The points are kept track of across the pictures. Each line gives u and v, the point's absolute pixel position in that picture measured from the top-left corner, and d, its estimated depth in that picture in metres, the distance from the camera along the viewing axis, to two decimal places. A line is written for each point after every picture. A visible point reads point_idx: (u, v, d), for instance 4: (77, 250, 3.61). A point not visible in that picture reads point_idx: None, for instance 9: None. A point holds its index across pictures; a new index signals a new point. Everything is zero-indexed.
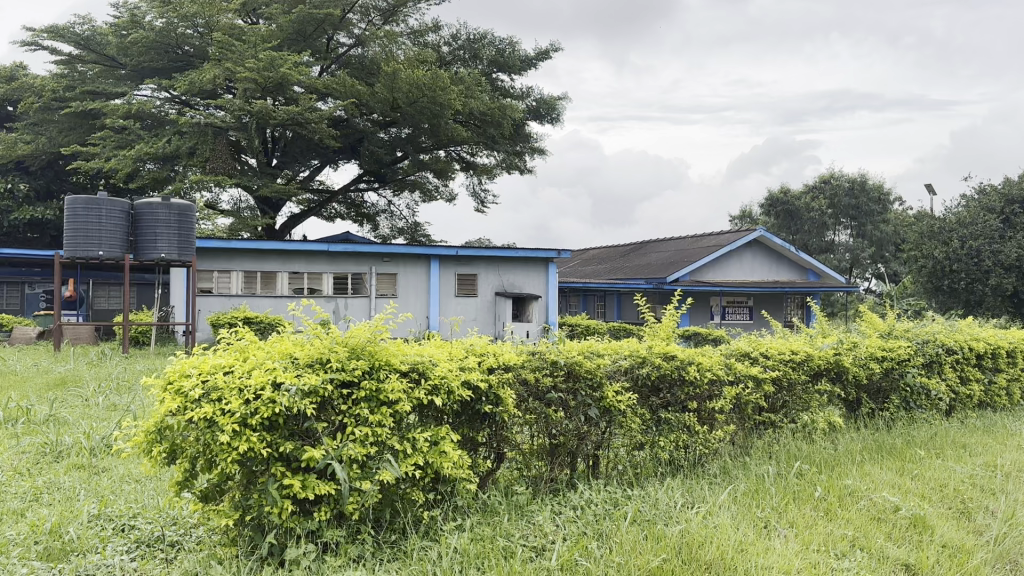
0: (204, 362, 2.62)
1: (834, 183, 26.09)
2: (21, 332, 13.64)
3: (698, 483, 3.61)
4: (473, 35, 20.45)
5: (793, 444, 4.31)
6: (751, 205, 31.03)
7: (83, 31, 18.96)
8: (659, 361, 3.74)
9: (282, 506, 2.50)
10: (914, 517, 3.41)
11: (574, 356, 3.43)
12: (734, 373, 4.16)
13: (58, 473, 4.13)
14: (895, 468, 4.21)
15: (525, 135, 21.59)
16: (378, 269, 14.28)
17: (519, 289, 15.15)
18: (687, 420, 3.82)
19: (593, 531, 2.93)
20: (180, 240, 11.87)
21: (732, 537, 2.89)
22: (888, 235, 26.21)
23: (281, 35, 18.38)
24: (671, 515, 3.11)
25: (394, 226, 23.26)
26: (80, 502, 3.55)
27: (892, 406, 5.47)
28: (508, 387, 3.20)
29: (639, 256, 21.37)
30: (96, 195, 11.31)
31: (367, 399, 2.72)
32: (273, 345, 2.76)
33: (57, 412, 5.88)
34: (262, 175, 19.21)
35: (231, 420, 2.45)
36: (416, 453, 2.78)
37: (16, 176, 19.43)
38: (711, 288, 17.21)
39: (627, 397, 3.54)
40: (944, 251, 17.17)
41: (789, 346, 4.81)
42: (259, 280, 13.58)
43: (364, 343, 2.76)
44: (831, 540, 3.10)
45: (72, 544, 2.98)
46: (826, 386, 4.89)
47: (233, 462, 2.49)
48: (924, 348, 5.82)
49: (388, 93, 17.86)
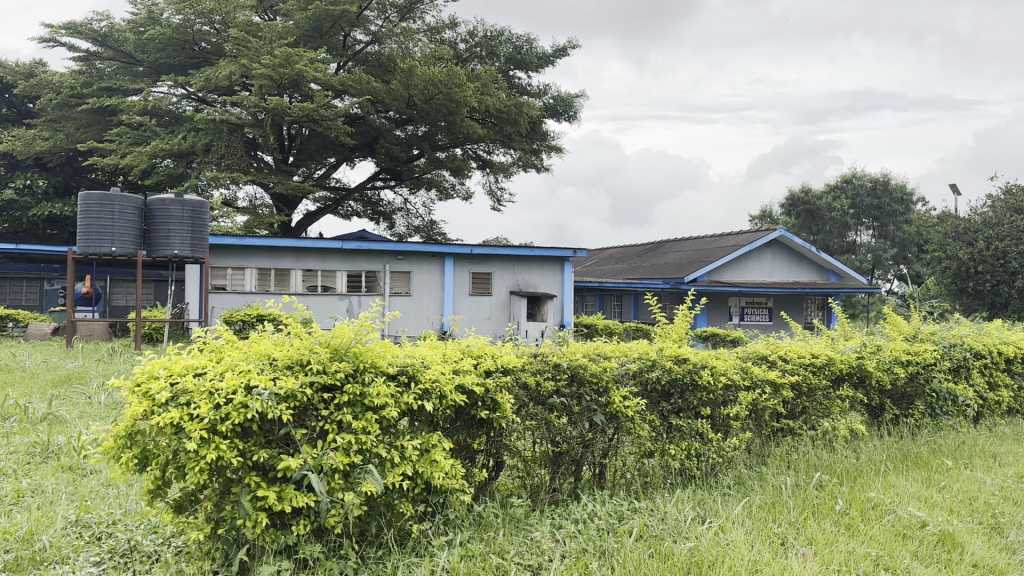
0: (175, 363, 2.45)
1: (856, 182, 25.67)
2: (35, 327, 13.56)
3: (710, 495, 3.39)
4: (490, 32, 20.22)
5: (813, 453, 4.07)
6: (771, 205, 30.64)
7: (101, 27, 18.72)
8: (670, 364, 3.51)
9: (255, 519, 2.32)
10: (942, 534, 3.18)
11: (578, 359, 3.23)
12: (751, 377, 3.94)
13: (45, 475, 3.94)
14: (921, 479, 3.97)
15: (542, 133, 21.35)
16: (391, 267, 14.12)
17: (534, 288, 14.92)
18: (699, 426, 3.59)
19: (595, 548, 2.72)
20: (193, 237, 11.77)
21: (745, 557, 2.66)
22: (911, 236, 25.77)
23: (297, 32, 18.25)
24: (680, 530, 2.90)
25: (410, 225, 23.14)
26: (59, 507, 3.35)
27: (917, 412, 5.20)
28: (507, 392, 3.01)
29: (657, 255, 21.08)
30: (109, 189, 11.17)
31: (350, 404, 2.54)
32: (251, 346, 2.57)
33: (55, 410, 5.68)
34: (278, 172, 19.12)
35: (199, 426, 2.27)
36: (404, 462, 2.59)
37: (35, 172, 19.47)
38: (730, 288, 16.91)
39: (635, 402, 3.32)
40: (969, 252, 16.78)
41: (809, 349, 4.57)
42: (272, 277, 13.43)
43: (348, 344, 2.57)
44: (853, 558, 2.87)
45: (45, 552, 2.79)
46: (849, 391, 4.64)
47: (203, 472, 2.31)
48: (951, 352, 5.57)
49: (403, 90, 17.71)
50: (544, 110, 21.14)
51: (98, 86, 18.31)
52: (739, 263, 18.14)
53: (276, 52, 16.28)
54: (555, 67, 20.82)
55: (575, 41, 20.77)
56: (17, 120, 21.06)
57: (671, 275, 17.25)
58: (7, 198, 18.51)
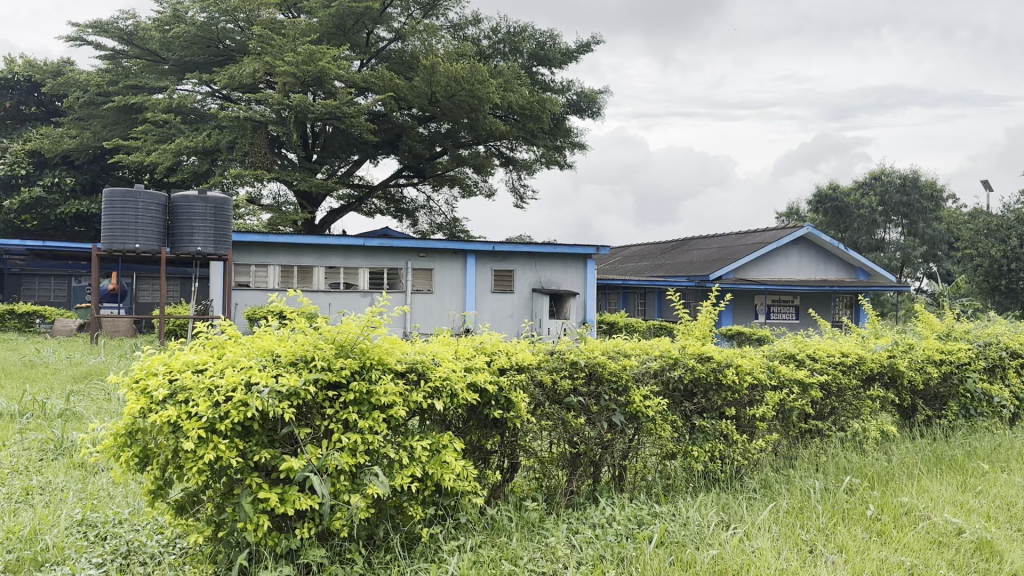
0: (175, 358, 2.38)
1: (885, 179, 25.21)
2: (62, 323, 13.62)
3: (735, 499, 3.26)
4: (514, 29, 20.04)
5: (842, 455, 3.92)
6: (798, 202, 30.26)
7: (127, 26, 18.75)
8: (693, 363, 3.37)
9: (257, 522, 2.25)
10: (980, 541, 3.03)
11: (596, 357, 3.11)
12: (778, 377, 3.79)
13: (57, 472, 3.85)
14: (956, 483, 3.80)
15: (566, 130, 21.17)
16: (413, 264, 14.03)
17: (557, 285, 14.79)
18: (724, 427, 3.46)
19: (613, 555, 2.60)
20: (216, 234, 11.74)
21: (773, 564, 2.53)
22: (941, 234, 25.26)
23: (321, 29, 18.20)
24: (703, 537, 2.77)
25: (433, 222, 23.08)
26: (66, 505, 3.26)
27: (950, 413, 5.03)
28: (522, 391, 2.89)
29: (682, 253, 20.85)
30: (133, 186, 11.17)
31: (357, 402, 2.44)
32: (254, 342, 2.48)
33: (72, 405, 5.61)
34: (302, 169, 19.12)
35: (197, 425, 2.19)
36: (413, 463, 2.50)
37: (63, 171, 19.62)
38: (756, 285, 16.67)
39: (656, 403, 3.18)
40: (1002, 250, 16.40)
41: (839, 347, 4.41)
42: (295, 274, 13.40)
43: (355, 340, 2.47)
44: (886, 567, 2.72)
45: (47, 553, 2.71)
46: (880, 391, 4.48)
47: (201, 474, 2.23)
48: (986, 351, 5.36)
49: (426, 88, 17.60)
50: (568, 107, 20.97)
51: (124, 84, 18.38)
52: (765, 261, 17.89)
53: (299, 49, 16.20)
54: (578, 63, 20.64)
55: (599, 37, 20.60)
56: (46, 118, 21.22)
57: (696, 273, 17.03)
58: (36, 195, 18.64)
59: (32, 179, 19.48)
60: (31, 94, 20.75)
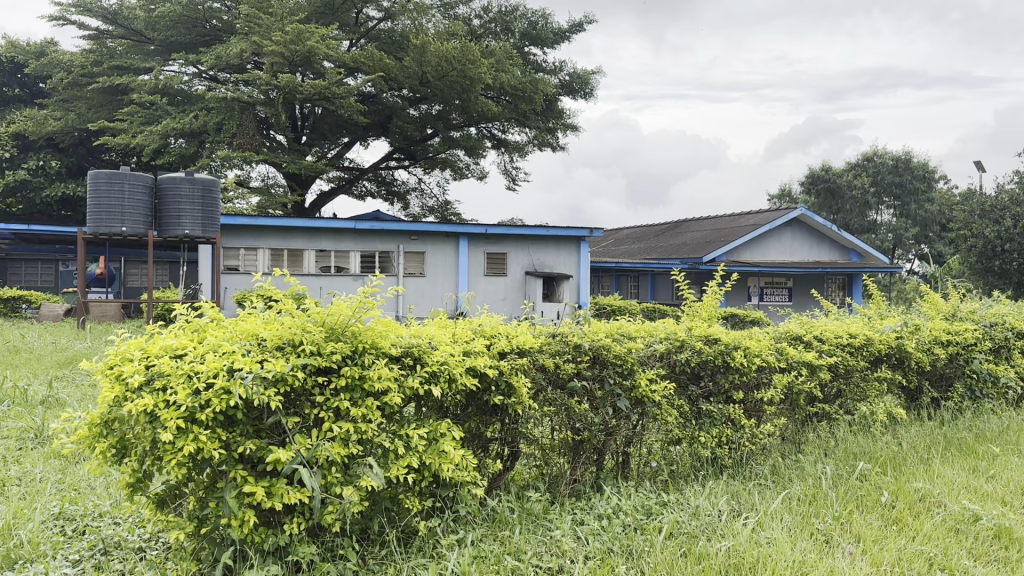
0: (152, 343, 2.22)
1: (877, 159, 25.06)
2: (47, 308, 13.37)
3: (746, 487, 3.13)
4: (505, 8, 19.78)
5: (850, 438, 3.79)
6: (790, 183, 30.16)
7: (111, 5, 18.37)
8: (700, 345, 3.23)
9: (242, 517, 2.10)
10: (999, 529, 2.89)
11: (600, 339, 2.97)
12: (785, 359, 3.66)
13: (34, 463, 3.68)
14: (968, 468, 3.66)
15: (558, 111, 20.93)
16: (405, 247, 13.83)
17: (550, 267, 14.62)
18: (731, 412, 3.31)
19: (621, 548, 2.46)
20: (204, 217, 11.51)
21: (790, 557, 2.39)
22: (933, 214, 25.15)
23: (309, 8, 17.89)
24: (715, 528, 2.63)
25: (424, 205, 22.84)
26: (42, 498, 3.09)
27: (956, 395, 4.92)
28: (523, 375, 2.74)
29: (674, 235, 20.73)
30: (118, 168, 10.92)
31: (348, 389, 2.29)
32: (238, 325, 2.32)
33: (55, 392, 5.43)
34: (291, 152, 18.86)
35: (176, 415, 2.04)
36: (410, 454, 2.35)
37: (48, 153, 19.30)
38: (749, 267, 16.56)
39: (663, 387, 3.04)
40: (996, 230, 16.32)
41: (846, 329, 4.27)
42: (285, 257, 13.20)
43: (346, 323, 2.31)
44: (906, 558, 2.59)
45: (22, 549, 2.54)
46: (887, 373, 4.34)
47: (180, 466, 2.08)
48: (992, 332, 5.23)
49: (417, 67, 17.34)
50: (560, 87, 20.72)
51: (109, 65, 18.03)
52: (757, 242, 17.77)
53: (288, 28, 15.85)
54: (570, 43, 20.38)
55: (591, 15, 20.34)
56: (30, 100, 20.88)
57: (690, 255, 16.89)
58: (20, 178, 18.31)
59: (16, 162, 19.13)
60: (16, 75, 20.37)
